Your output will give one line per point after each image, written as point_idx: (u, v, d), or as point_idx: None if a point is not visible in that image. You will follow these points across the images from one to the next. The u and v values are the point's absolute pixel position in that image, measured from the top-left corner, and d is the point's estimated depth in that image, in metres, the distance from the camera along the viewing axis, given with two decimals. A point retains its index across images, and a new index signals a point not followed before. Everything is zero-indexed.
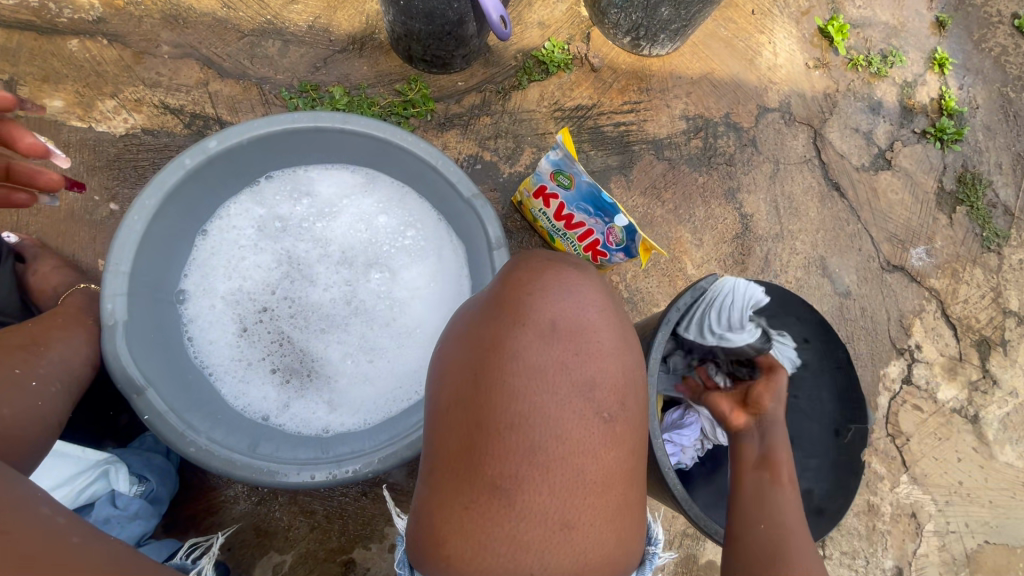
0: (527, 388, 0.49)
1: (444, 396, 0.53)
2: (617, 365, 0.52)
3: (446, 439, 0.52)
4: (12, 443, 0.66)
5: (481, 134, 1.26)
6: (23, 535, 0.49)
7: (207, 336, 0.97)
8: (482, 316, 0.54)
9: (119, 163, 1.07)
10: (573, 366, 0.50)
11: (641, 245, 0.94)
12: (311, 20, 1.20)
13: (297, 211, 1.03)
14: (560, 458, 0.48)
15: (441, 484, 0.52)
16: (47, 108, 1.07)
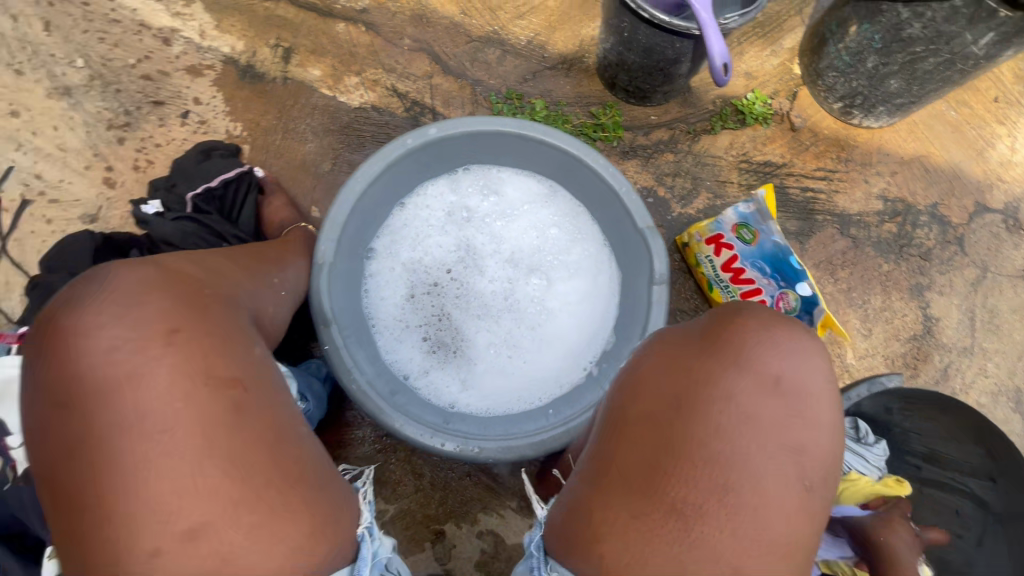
0: (731, 433, 0.48)
1: (636, 410, 0.52)
2: (827, 440, 0.50)
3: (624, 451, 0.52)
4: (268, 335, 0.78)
5: (660, 169, 1.28)
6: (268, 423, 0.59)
7: (382, 290, 1.08)
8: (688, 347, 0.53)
9: (348, 130, 1.23)
10: (786, 428, 0.49)
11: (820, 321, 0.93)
12: (531, 36, 1.32)
13: (483, 205, 1.12)
14: (748, 507, 0.47)
15: (613, 488, 0.51)
16: (307, 75, 1.25)
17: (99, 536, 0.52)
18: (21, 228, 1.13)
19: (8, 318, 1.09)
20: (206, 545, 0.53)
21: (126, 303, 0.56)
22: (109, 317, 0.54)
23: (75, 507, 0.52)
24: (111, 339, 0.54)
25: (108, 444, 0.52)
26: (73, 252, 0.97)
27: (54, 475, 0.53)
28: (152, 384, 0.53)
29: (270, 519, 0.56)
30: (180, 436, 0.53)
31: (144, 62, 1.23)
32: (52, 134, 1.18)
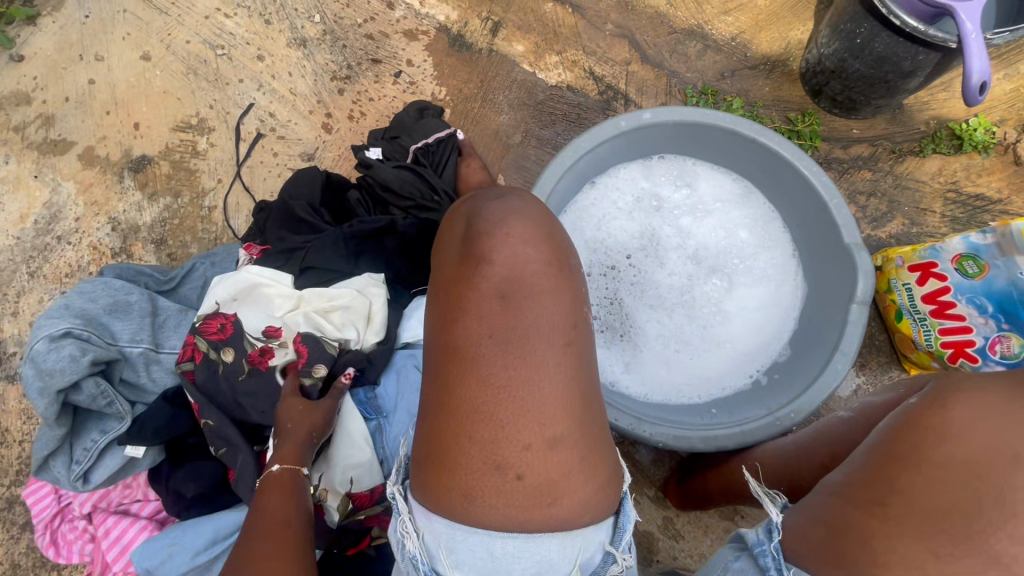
0: None
1: (942, 449, 0.48)
2: None
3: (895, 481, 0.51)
4: None
5: (855, 186, 1.21)
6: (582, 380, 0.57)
7: None
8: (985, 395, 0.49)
9: (542, 106, 1.28)
10: None
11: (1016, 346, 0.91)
12: (735, 33, 1.29)
13: (672, 196, 1.12)
14: None
15: (898, 520, 0.49)
16: (511, 50, 1.31)
17: (474, 422, 0.53)
18: (253, 158, 1.30)
19: (235, 234, 1.27)
20: (549, 460, 0.53)
21: (540, 229, 0.60)
22: (532, 237, 0.59)
23: (454, 390, 0.54)
24: (532, 254, 0.58)
25: (510, 341, 0.55)
26: (308, 182, 1.09)
27: (448, 355, 0.56)
28: (552, 301, 0.57)
29: (596, 463, 0.55)
30: (531, 361, 0.54)
31: (369, 22, 1.34)
32: (286, 79, 1.33)
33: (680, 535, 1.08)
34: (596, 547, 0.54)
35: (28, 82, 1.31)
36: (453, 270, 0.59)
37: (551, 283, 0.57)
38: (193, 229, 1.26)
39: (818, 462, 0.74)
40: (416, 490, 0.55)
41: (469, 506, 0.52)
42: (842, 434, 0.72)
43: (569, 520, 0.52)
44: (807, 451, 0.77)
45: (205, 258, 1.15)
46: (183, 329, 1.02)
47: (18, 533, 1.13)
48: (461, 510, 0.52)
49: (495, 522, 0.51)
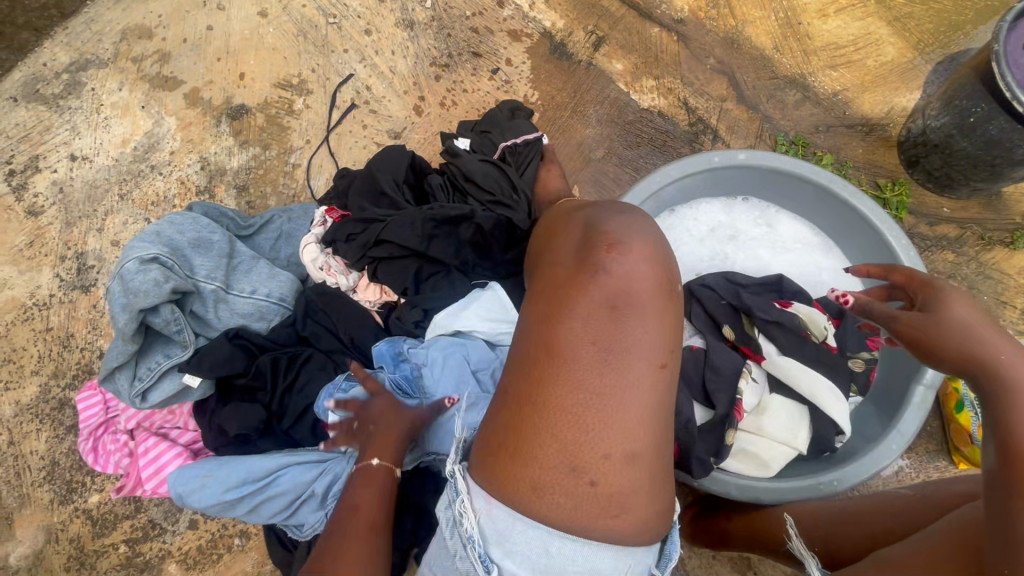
0: None
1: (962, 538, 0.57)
2: None
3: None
4: (620, 290, 0.63)
5: (936, 265, 1.18)
6: (656, 409, 0.61)
7: None
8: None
9: (630, 127, 1.29)
10: None
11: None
12: (839, 89, 1.27)
13: (750, 230, 1.13)
14: None
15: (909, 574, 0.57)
16: (610, 67, 1.32)
17: (559, 421, 0.58)
18: (344, 126, 1.34)
19: (313, 195, 1.31)
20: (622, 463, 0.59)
21: (660, 259, 0.66)
22: (648, 258, 0.65)
23: (548, 385, 0.59)
24: (645, 274, 0.64)
25: (610, 356, 0.60)
26: (395, 160, 1.13)
27: (550, 350, 0.61)
28: (650, 324, 0.62)
29: (660, 488, 0.61)
30: (603, 376, 0.60)
31: (477, 16, 1.37)
32: (388, 56, 1.38)
33: None
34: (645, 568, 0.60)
35: (152, 19, 1.39)
36: (568, 278, 0.64)
37: (656, 312, 0.63)
38: (275, 182, 1.32)
39: (867, 531, 0.74)
40: (494, 460, 0.60)
41: (542, 493, 0.58)
42: (898, 507, 0.75)
43: (628, 530, 0.58)
44: (853, 519, 0.77)
45: (282, 212, 1.20)
46: (252, 275, 1.07)
47: (63, 433, 1.19)
48: (534, 487, 0.58)
49: (562, 521, 0.57)
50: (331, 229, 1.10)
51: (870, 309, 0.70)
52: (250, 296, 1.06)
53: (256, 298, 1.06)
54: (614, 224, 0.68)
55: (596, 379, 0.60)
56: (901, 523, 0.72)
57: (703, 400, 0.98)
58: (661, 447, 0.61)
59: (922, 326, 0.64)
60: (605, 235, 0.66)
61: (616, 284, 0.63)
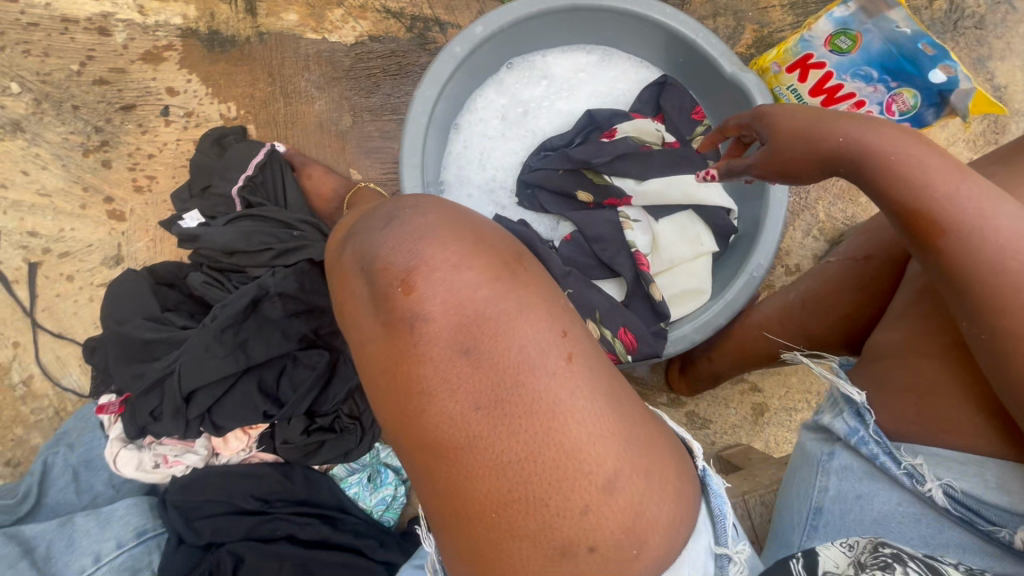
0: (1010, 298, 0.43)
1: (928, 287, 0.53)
2: None
3: (995, 361, 0.44)
4: (448, 303, 0.40)
5: (697, 13, 1.16)
6: (606, 394, 0.40)
7: None
8: (962, 185, 0.45)
9: (355, 73, 1.07)
10: None
11: (975, 101, 0.79)
12: None
13: (537, 92, 1.00)
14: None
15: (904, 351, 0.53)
16: (284, 23, 1.05)
17: (502, 515, 0.37)
18: (44, 296, 0.98)
19: (80, 394, 0.97)
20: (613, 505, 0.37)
21: (471, 234, 0.43)
22: (454, 238, 0.42)
23: (457, 484, 0.38)
24: (465, 262, 0.41)
25: (504, 402, 0.38)
26: (133, 295, 0.85)
27: (428, 452, 0.39)
28: (515, 311, 0.40)
29: (672, 470, 0.41)
30: (510, 421, 0.37)
31: (90, 64, 1.01)
32: (24, 180, 1.00)
33: (708, 421, 1.06)
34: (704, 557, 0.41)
35: None
36: (384, 346, 0.41)
37: (510, 300, 0.40)
38: (20, 417, 0.96)
39: (839, 310, 0.72)
40: None
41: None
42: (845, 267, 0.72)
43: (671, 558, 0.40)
44: (815, 305, 0.74)
45: (56, 445, 0.88)
46: (80, 543, 0.80)
47: None
48: None
49: None
50: (128, 422, 0.83)
51: (729, 167, 0.65)
52: (96, 569, 0.79)
53: (109, 560, 0.80)
54: (384, 239, 0.44)
55: (504, 442, 0.37)
56: (862, 290, 0.69)
57: (608, 275, 0.91)
58: (643, 426, 0.41)
59: (769, 156, 0.59)
60: (382, 263, 0.43)
61: (441, 301, 0.40)
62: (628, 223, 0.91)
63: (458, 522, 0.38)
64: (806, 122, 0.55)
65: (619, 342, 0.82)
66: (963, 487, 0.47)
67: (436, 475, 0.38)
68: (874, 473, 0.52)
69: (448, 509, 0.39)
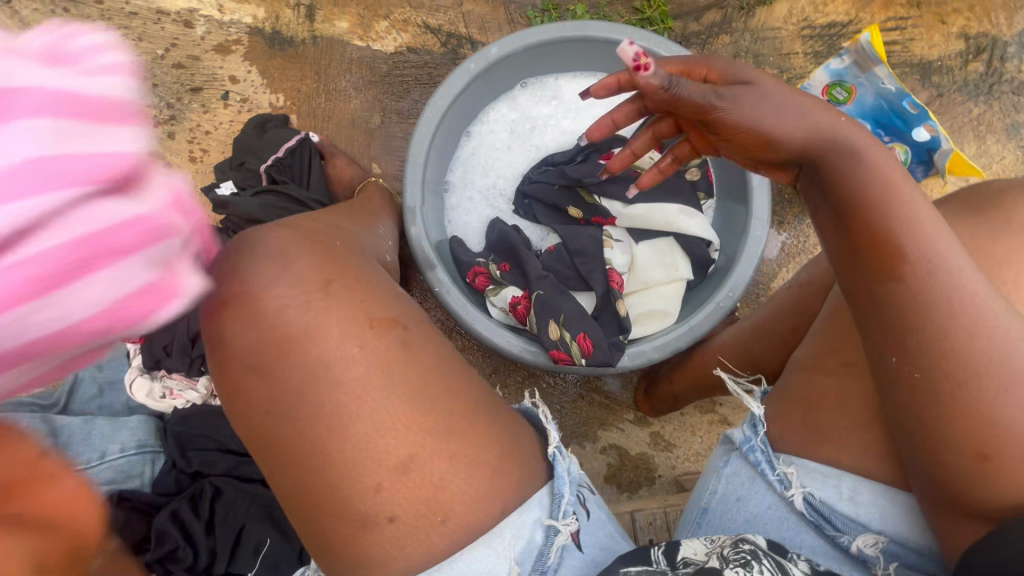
0: (928, 330, 0.47)
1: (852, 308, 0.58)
2: (1007, 344, 0.46)
3: (906, 388, 0.49)
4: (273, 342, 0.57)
5: (719, 53, 1.21)
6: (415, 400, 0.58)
7: (465, 219, 1.07)
8: (933, 227, 0.49)
9: (390, 78, 1.19)
10: (960, 335, 0.46)
11: (953, 161, 0.82)
12: None
13: (545, 112, 1.08)
14: (949, 389, 0.46)
15: (821, 366, 0.60)
16: (336, 29, 1.19)
17: (320, 492, 0.56)
18: None
19: None
20: (421, 476, 0.56)
21: (287, 274, 0.60)
22: (280, 283, 0.59)
23: (287, 473, 0.57)
24: (280, 305, 0.58)
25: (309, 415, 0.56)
26: None
27: (266, 448, 0.58)
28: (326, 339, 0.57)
29: (478, 457, 0.58)
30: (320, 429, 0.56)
31: (172, 50, 1.19)
32: None
33: (671, 444, 1.09)
34: (532, 524, 0.58)
35: None
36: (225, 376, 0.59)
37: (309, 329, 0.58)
38: None
39: (779, 338, 0.78)
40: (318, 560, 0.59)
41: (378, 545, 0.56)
42: (791, 304, 0.76)
43: (484, 520, 0.57)
44: (760, 332, 0.80)
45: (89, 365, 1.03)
46: (94, 437, 0.93)
47: None
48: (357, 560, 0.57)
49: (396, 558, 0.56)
50: (145, 353, 0.96)
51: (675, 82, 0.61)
52: (103, 462, 0.92)
53: (113, 459, 0.93)
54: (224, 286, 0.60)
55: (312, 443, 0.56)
56: (797, 318, 0.75)
57: (581, 287, 0.96)
58: (468, 425, 0.59)
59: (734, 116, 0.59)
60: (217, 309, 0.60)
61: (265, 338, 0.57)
62: (609, 241, 0.96)
63: (294, 497, 0.58)
64: (795, 99, 0.58)
65: (576, 346, 0.88)
66: (822, 497, 0.56)
67: (272, 465, 0.58)
68: (754, 478, 0.60)
69: (284, 488, 0.58)
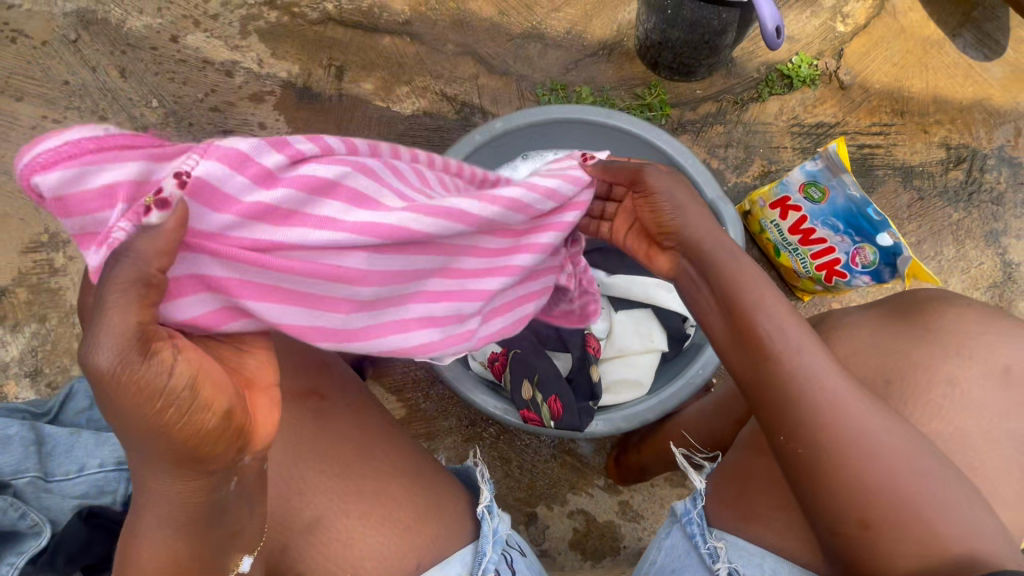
0: (803, 411, 0.55)
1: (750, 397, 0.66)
2: (869, 424, 0.54)
3: (796, 467, 0.55)
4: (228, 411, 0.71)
5: (712, 141, 1.30)
6: (355, 461, 0.69)
7: None
8: (790, 323, 0.60)
9: (405, 138, 1.30)
10: (827, 415, 0.54)
11: (913, 268, 0.87)
12: (570, 26, 1.33)
13: None
14: (830, 462, 0.53)
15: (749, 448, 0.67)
16: (361, 90, 1.31)
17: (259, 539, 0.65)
18: None
19: None
20: (343, 531, 0.65)
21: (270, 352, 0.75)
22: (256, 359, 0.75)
23: None
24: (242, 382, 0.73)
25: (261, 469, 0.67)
26: None
27: None
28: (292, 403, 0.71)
29: (404, 516, 0.66)
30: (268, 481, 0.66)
31: (210, 95, 1.30)
32: None
33: (639, 515, 1.09)
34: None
35: None
36: None
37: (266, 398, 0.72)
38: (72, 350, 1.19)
39: (733, 416, 0.84)
40: None
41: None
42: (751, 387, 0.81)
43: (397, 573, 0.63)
44: (720, 408, 0.86)
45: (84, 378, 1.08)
46: (76, 451, 0.95)
47: None
48: None
49: None
50: None
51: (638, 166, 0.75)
52: (80, 475, 0.93)
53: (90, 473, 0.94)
54: None
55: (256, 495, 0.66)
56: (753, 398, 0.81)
57: (558, 349, 0.99)
58: (397, 484, 0.68)
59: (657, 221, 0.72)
60: None
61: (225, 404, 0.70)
62: None
63: None
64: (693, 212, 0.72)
65: (546, 407, 0.91)
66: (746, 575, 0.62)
67: None
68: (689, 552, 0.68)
69: None
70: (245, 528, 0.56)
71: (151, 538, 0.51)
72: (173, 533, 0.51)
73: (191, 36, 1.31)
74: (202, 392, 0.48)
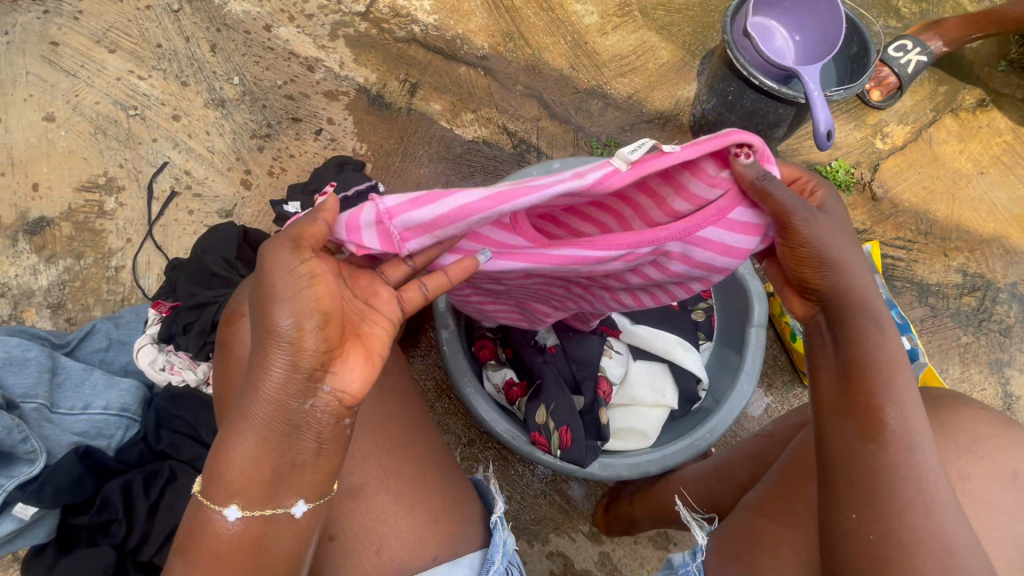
0: (878, 493, 0.57)
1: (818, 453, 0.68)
2: (933, 525, 0.56)
3: (850, 538, 0.58)
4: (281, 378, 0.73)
5: None
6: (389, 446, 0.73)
7: None
8: (910, 410, 0.59)
9: (461, 160, 1.36)
10: (901, 505, 0.56)
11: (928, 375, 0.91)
12: (632, 92, 1.43)
13: None
14: (882, 544, 0.56)
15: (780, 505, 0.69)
16: (429, 108, 1.38)
17: None
18: (167, 217, 1.27)
19: (145, 294, 1.23)
20: (371, 508, 0.70)
21: None
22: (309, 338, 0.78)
23: None
24: None
25: None
26: (223, 237, 1.07)
27: None
28: None
29: (430, 506, 0.71)
30: None
31: (289, 83, 1.37)
32: (204, 137, 1.33)
33: (617, 570, 1.08)
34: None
35: None
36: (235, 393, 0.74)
37: None
38: (97, 291, 1.21)
39: (737, 481, 0.86)
40: None
41: (336, 547, 0.68)
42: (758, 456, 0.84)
43: (416, 560, 0.69)
44: (725, 472, 0.88)
45: (107, 320, 1.09)
46: (83, 389, 0.96)
47: None
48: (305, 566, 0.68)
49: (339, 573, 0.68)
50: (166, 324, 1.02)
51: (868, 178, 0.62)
52: (82, 413, 0.94)
53: (91, 413, 0.94)
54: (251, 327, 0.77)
55: None
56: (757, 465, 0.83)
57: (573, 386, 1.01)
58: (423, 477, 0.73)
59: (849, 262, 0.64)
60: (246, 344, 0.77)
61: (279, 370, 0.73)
62: (609, 351, 1.03)
63: None
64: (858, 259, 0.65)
65: (556, 435, 0.92)
66: None
67: None
68: None
69: None
70: (305, 464, 0.57)
71: (236, 432, 0.56)
72: (247, 445, 0.55)
73: (283, 28, 1.40)
74: (312, 289, 0.55)
